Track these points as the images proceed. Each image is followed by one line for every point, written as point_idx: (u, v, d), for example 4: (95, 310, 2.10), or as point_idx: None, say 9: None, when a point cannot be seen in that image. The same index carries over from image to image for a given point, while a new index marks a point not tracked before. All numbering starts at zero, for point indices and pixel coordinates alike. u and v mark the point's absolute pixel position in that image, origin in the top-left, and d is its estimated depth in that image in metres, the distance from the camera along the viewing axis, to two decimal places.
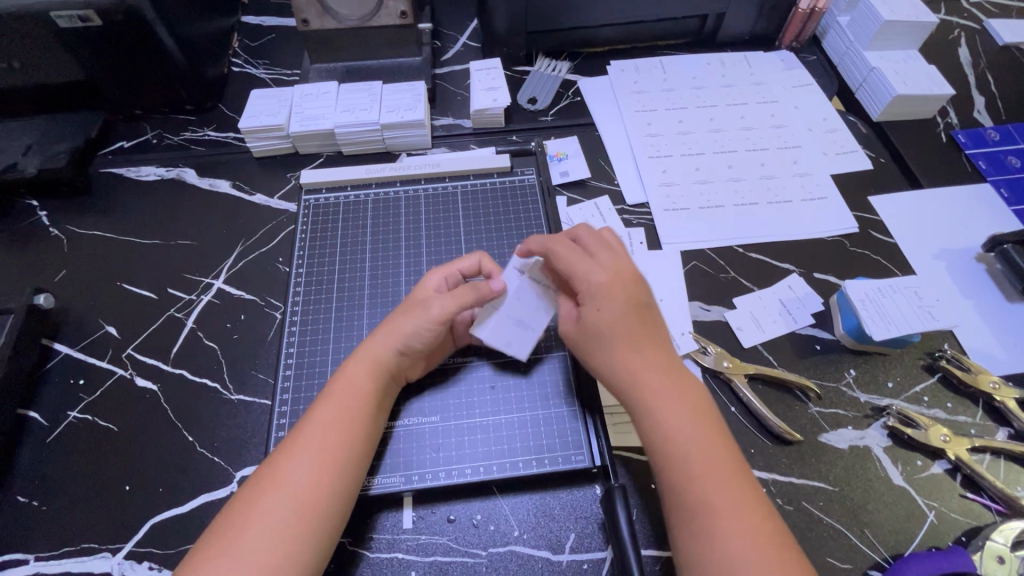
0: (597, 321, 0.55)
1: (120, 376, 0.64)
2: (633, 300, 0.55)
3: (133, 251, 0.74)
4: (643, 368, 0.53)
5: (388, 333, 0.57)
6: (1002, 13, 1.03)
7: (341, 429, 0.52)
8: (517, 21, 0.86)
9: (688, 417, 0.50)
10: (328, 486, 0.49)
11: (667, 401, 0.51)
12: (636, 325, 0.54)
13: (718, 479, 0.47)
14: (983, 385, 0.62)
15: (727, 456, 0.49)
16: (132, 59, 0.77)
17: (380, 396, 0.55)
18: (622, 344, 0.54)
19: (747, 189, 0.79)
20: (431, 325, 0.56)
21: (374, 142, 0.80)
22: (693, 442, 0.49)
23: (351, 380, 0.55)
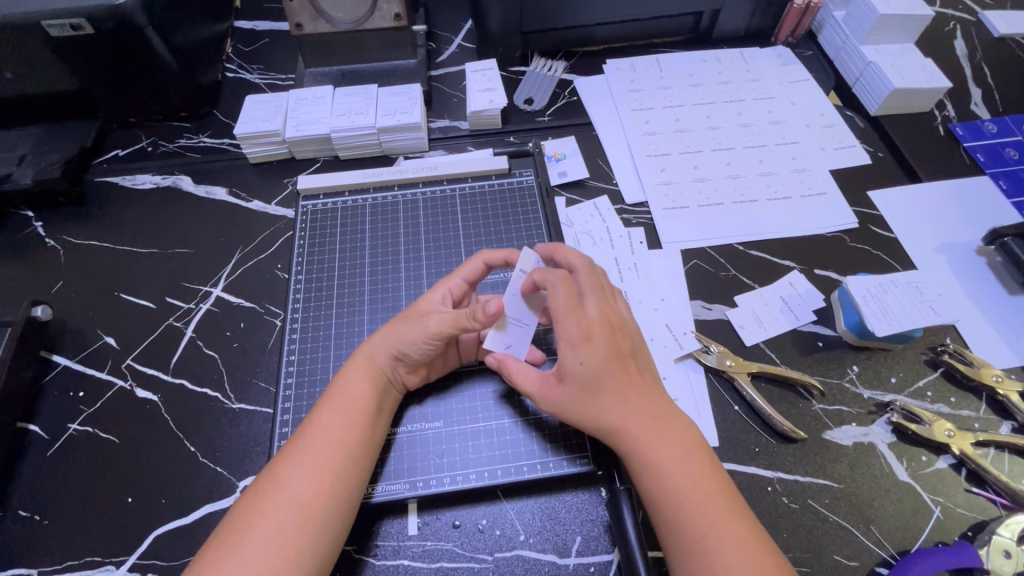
0: (580, 373, 0.52)
1: (120, 388, 0.64)
2: (614, 348, 0.53)
3: (131, 261, 0.73)
4: (633, 417, 0.51)
5: (386, 341, 0.56)
6: (996, 5, 1.03)
7: (335, 445, 0.51)
8: (512, 21, 0.86)
9: (686, 465, 0.49)
10: (325, 495, 0.49)
11: (663, 449, 0.50)
12: (618, 374, 0.52)
13: (726, 532, 0.46)
14: (986, 379, 0.62)
15: (728, 500, 0.48)
16: (125, 67, 0.76)
17: (378, 399, 0.55)
18: (604, 396, 0.52)
19: (745, 187, 0.79)
20: (430, 341, 0.55)
21: (370, 146, 0.79)
22: (695, 493, 0.48)
23: (347, 391, 0.54)
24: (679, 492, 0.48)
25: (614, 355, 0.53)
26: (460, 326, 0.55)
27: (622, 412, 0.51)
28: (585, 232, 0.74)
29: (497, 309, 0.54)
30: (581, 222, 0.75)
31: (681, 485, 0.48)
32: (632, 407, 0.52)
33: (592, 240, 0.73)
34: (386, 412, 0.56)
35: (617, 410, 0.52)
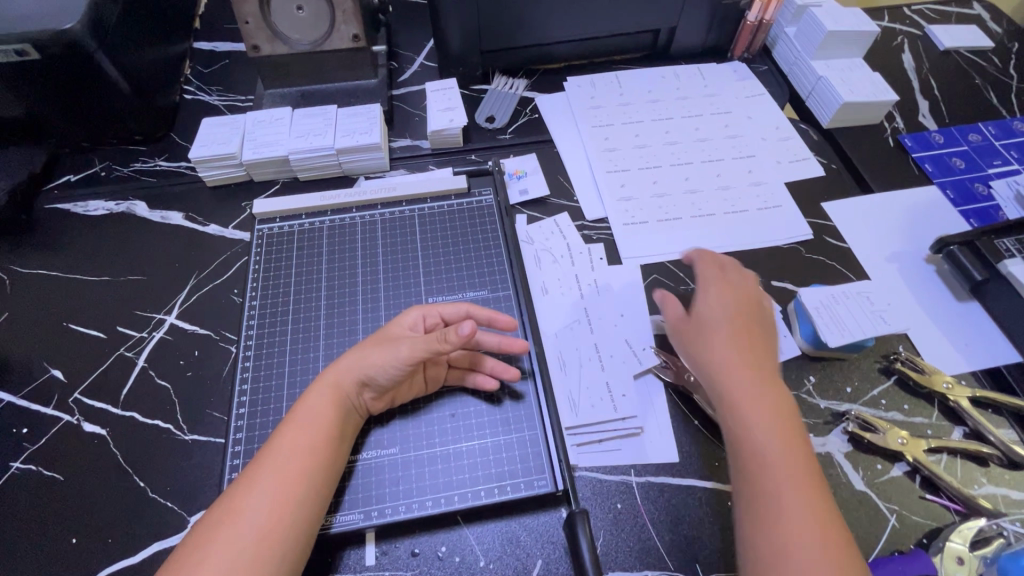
0: (711, 316, 0.61)
1: (67, 423, 0.62)
2: (739, 326, 0.60)
3: (82, 289, 0.71)
4: (757, 362, 0.57)
5: (353, 363, 0.55)
6: (941, 19, 1.07)
7: (298, 471, 0.50)
8: (471, 40, 0.87)
9: (782, 439, 0.52)
10: (284, 522, 0.48)
11: (761, 408, 0.54)
12: (740, 325, 0.60)
13: (795, 508, 0.48)
14: (937, 386, 0.63)
15: (816, 483, 0.50)
16: (74, 91, 0.75)
17: (339, 423, 0.54)
18: (729, 338, 0.59)
19: (704, 200, 0.80)
20: (400, 367, 0.54)
21: (329, 167, 0.79)
22: (772, 469, 0.50)
23: (312, 416, 0.53)
24: (758, 466, 0.51)
25: (739, 332, 0.59)
26: (432, 350, 0.54)
27: (759, 389, 0.55)
28: (546, 250, 0.74)
29: (469, 332, 0.52)
30: (542, 239, 0.75)
31: (763, 460, 0.51)
32: (772, 388, 0.56)
33: (553, 258, 0.73)
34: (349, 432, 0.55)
35: (750, 389, 0.55)
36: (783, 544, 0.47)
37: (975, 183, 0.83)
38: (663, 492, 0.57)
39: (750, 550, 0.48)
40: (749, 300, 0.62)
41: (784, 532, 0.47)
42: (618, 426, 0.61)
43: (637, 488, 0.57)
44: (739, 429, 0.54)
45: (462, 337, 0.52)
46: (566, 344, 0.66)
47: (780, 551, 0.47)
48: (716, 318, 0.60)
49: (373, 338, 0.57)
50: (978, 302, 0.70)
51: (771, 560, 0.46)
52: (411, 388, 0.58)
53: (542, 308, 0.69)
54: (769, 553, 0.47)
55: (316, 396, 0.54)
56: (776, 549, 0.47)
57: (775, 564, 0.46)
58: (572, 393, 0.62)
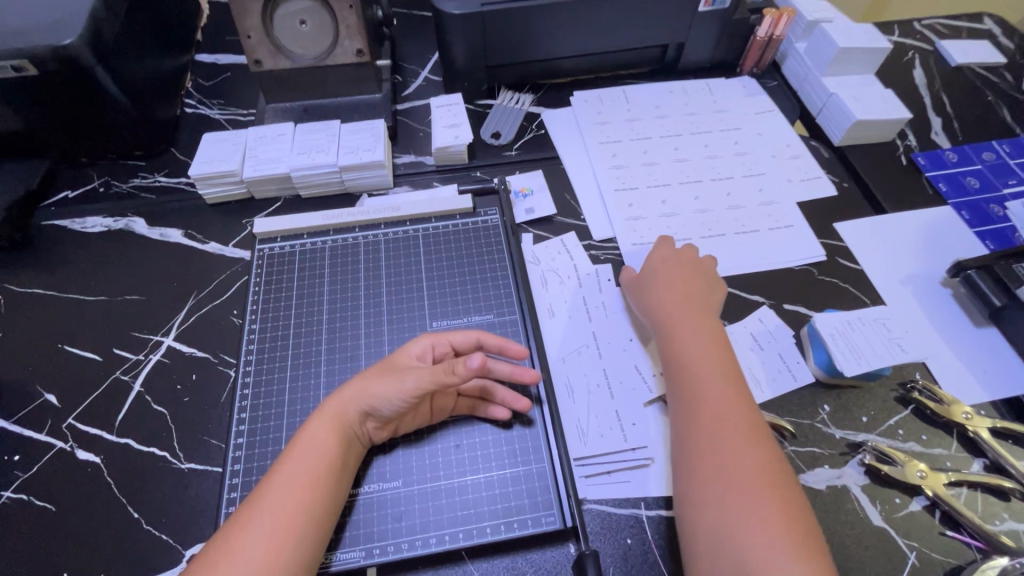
0: (658, 277, 0.66)
1: (60, 450, 0.60)
2: (683, 285, 0.65)
3: (78, 309, 0.70)
4: (698, 317, 0.62)
5: (357, 392, 0.53)
6: (952, 35, 1.06)
7: (303, 491, 0.49)
8: (477, 55, 0.86)
9: (723, 383, 0.56)
10: (283, 559, 0.46)
11: (703, 357, 0.58)
12: (684, 285, 0.65)
13: (739, 453, 0.51)
14: (956, 416, 0.61)
15: (760, 432, 0.53)
16: (73, 107, 0.74)
17: (343, 453, 0.52)
18: (674, 295, 0.64)
19: (714, 220, 0.78)
20: (406, 399, 0.52)
21: (332, 184, 0.77)
22: (716, 419, 0.54)
23: (314, 445, 0.51)
24: (704, 416, 0.54)
25: (682, 290, 0.64)
26: (438, 382, 0.52)
27: (704, 351, 0.59)
28: (552, 271, 0.72)
29: (478, 365, 0.50)
30: (549, 259, 0.73)
31: (708, 412, 0.54)
32: (717, 348, 0.59)
33: (560, 279, 0.72)
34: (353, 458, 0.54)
35: (697, 351, 0.59)
36: (727, 484, 0.50)
37: (990, 203, 0.81)
38: (674, 527, 0.55)
39: (696, 492, 0.51)
40: (696, 274, 0.67)
41: (726, 474, 0.50)
42: (627, 457, 0.59)
43: (647, 522, 0.55)
44: (687, 387, 0.57)
45: (471, 370, 0.50)
46: (573, 370, 0.64)
47: (723, 490, 0.50)
48: (667, 289, 0.65)
49: (380, 367, 0.56)
50: (996, 328, 0.68)
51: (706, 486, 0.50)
52: (418, 417, 0.57)
53: (548, 332, 0.67)
54: (712, 493, 0.50)
55: (321, 415, 0.53)
56: (723, 495, 0.49)
57: (718, 501, 0.49)
58: (580, 423, 0.60)
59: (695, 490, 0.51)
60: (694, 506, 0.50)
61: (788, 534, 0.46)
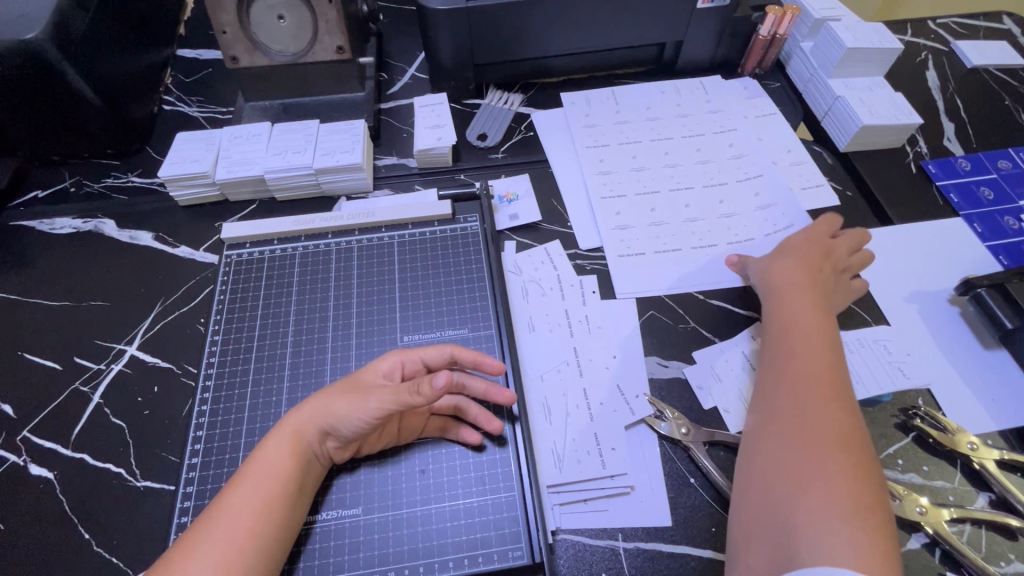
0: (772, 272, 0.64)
1: (12, 464, 0.57)
2: (802, 279, 0.61)
3: (40, 315, 0.67)
4: (807, 312, 0.58)
5: (318, 408, 0.50)
6: (969, 34, 1.01)
7: (267, 509, 0.46)
8: (463, 53, 0.82)
9: (819, 382, 0.52)
10: None
11: (799, 355, 0.54)
12: (798, 279, 0.61)
13: (825, 463, 0.47)
14: (960, 446, 0.57)
15: (856, 445, 0.48)
16: (39, 104, 0.71)
17: (299, 476, 0.49)
18: (788, 291, 0.60)
19: (706, 229, 0.74)
20: (375, 421, 0.50)
21: (308, 187, 0.74)
22: (808, 396, 0.51)
23: (271, 463, 0.48)
24: (789, 414, 0.51)
25: (801, 286, 0.60)
26: (403, 403, 0.49)
27: (813, 337, 0.56)
28: (534, 282, 0.69)
29: (442, 385, 0.47)
30: (530, 270, 0.70)
31: (796, 414, 0.50)
32: (827, 337, 0.56)
33: (542, 291, 0.68)
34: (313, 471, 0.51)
35: (796, 355, 0.55)
36: (788, 487, 0.47)
37: (1004, 216, 0.76)
38: (652, 562, 0.52)
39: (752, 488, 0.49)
40: (822, 257, 0.64)
41: (796, 473, 0.47)
42: (604, 485, 0.55)
43: (623, 557, 0.52)
44: (783, 364, 0.55)
45: (436, 388, 0.47)
46: (552, 389, 0.61)
47: (797, 469, 0.47)
48: (787, 270, 0.62)
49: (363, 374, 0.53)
50: (1006, 350, 0.64)
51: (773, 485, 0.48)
52: (382, 433, 0.54)
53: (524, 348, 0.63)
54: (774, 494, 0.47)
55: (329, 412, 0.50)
56: (778, 496, 0.47)
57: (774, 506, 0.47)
58: (555, 447, 0.57)
59: (757, 480, 0.49)
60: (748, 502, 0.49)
61: (861, 522, 0.43)
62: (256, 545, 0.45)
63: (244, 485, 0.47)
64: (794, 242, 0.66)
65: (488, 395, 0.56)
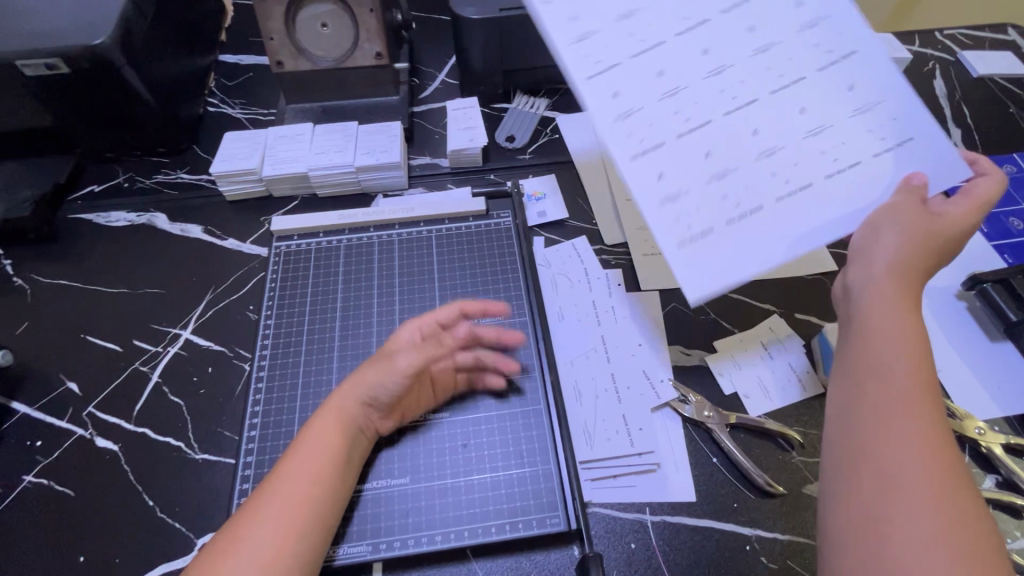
0: (869, 251, 0.52)
1: (80, 437, 0.62)
2: (899, 266, 0.50)
3: (100, 301, 0.72)
4: (900, 309, 0.49)
5: (353, 382, 0.55)
6: (975, 45, 1.05)
7: (316, 488, 0.49)
8: (493, 59, 0.87)
9: (915, 393, 0.45)
10: (291, 547, 0.46)
11: (892, 360, 0.46)
12: (898, 268, 0.50)
13: (924, 493, 0.40)
14: (969, 431, 0.61)
15: (956, 474, 0.41)
16: (100, 104, 0.76)
17: (347, 448, 0.53)
18: (884, 277, 0.50)
19: (785, 163, 0.53)
20: (403, 379, 0.55)
21: (348, 184, 0.79)
22: (900, 417, 0.43)
23: (319, 437, 0.52)
24: (882, 431, 0.43)
25: (897, 275, 0.50)
26: None
27: (907, 342, 0.47)
28: (563, 275, 0.73)
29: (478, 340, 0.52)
30: (559, 263, 0.74)
31: (887, 434, 0.43)
32: (924, 344, 0.47)
33: (570, 283, 0.72)
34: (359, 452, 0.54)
35: (890, 360, 0.46)
36: (884, 519, 0.40)
37: (1009, 217, 0.80)
38: (678, 533, 0.55)
39: (843, 514, 0.42)
40: (940, 228, 0.51)
41: (890, 505, 0.40)
42: (633, 462, 0.59)
43: (651, 528, 0.56)
44: (875, 371, 0.46)
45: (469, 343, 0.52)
46: (582, 373, 0.64)
47: (896, 499, 0.41)
48: (887, 256, 0.51)
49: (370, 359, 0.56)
50: (1011, 343, 0.68)
51: (866, 514, 0.41)
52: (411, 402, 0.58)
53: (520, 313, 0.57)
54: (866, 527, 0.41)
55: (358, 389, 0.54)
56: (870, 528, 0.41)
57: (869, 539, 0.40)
58: (587, 426, 0.61)
59: (845, 507, 0.42)
60: (837, 531, 0.42)
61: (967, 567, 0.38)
62: (303, 515, 0.48)
63: (293, 468, 0.50)
64: (917, 204, 0.52)
65: (501, 340, 0.62)
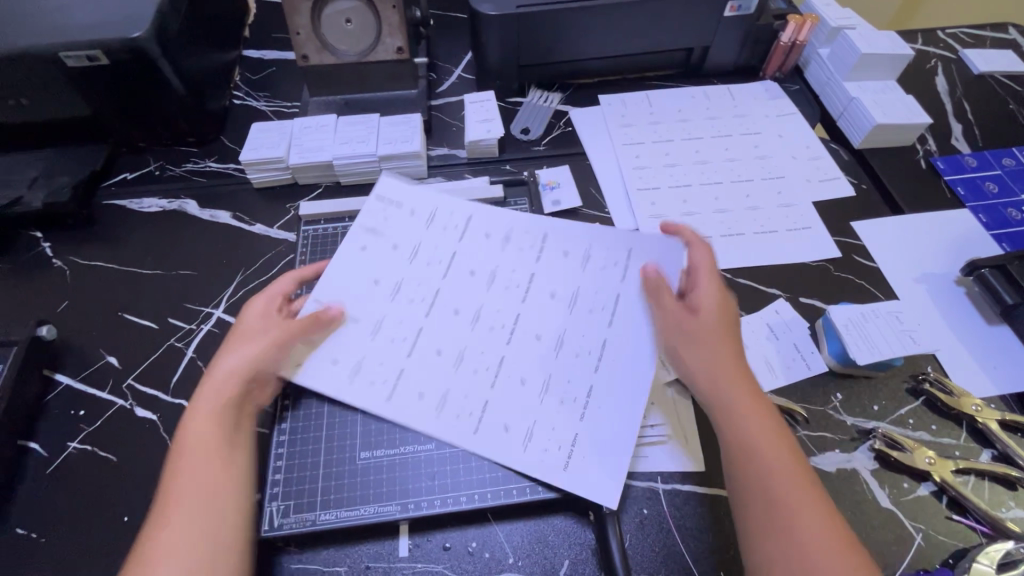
0: (698, 341, 0.59)
1: (120, 407, 0.65)
2: (722, 346, 0.59)
3: (135, 282, 0.75)
4: (734, 379, 0.57)
5: (219, 374, 0.57)
6: (976, 43, 1.08)
7: (218, 498, 0.51)
8: (509, 55, 0.90)
9: (775, 451, 0.53)
10: (215, 544, 0.49)
11: (750, 425, 0.55)
12: (724, 347, 0.59)
13: (822, 539, 0.49)
14: (965, 407, 0.64)
15: (827, 507, 0.51)
16: (135, 95, 0.80)
17: (230, 431, 0.55)
18: (718, 358, 0.58)
19: (492, 313, 0.66)
20: (233, 379, 0.56)
21: (371, 172, 0.82)
22: (775, 475, 0.52)
23: (199, 432, 0.53)
24: (773, 499, 0.51)
25: (725, 351, 0.59)
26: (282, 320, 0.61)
27: (749, 406, 0.56)
28: None
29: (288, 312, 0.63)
30: None
31: (780, 499, 0.51)
32: (759, 403, 0.56)
33: None
34: (248, 447, 0.56)
35: (747, 429, 0.54)
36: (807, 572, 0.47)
37: (1007, 208, 0.83)
38: (689, 500, 0.58)
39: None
40: (715, 310, 0.61)
41: (807, 560, 0.48)
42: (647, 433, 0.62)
43: (663, 495, 0.59)
44: (738, 440, 0.54)
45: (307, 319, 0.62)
46: None
47: (803, 555, 0.48)
48: (703, 340, 0.59)
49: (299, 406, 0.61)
50: (1007, 326, 0.71)
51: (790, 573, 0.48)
52: (260, 394, 0.59)
53: (315, 385, 0.60)
54: None
55: (201, 408, 0.55)
56: None
57: None
58: None
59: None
60: None
61: None
62: (223, 511, 0.50)
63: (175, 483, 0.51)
64: (696, 297, 0.62)
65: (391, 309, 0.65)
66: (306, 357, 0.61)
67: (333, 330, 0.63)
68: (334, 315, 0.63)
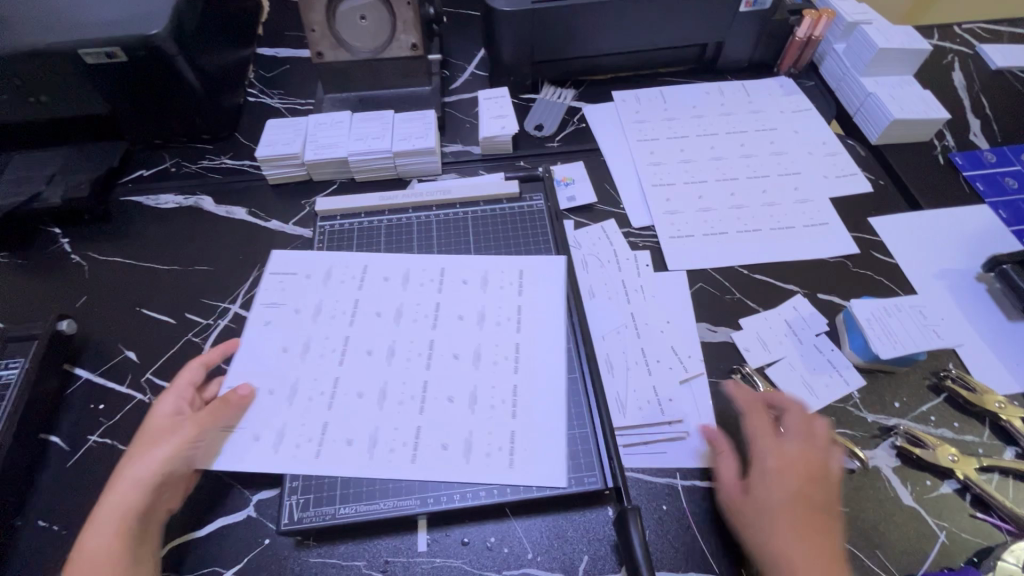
0: (760, 495, 0.54)
1: (139, 401, 0.65)
2: (799, 510, 0.52)
3: (152, 277, 0.76)
4: (806, 551, 0.50)
5: (130, 478, 0.52)
6: (993, 38, 1.07)
7: None
8: (523, 51, 0.90)
9: None
10: None
11: None
12: (796, 508, 0.52)
13: None
14: (988, 405, 0.63)
15: None
16: (151, 91, 0.80)
17: (131, 543, 0.50)
18: (784, 519, 0.52)
19: (487, 392, 0.62)
20: (142, 488, 0.52)
21: (386, 169, 0.82)
22: None
23: (100, 540, 0.49)
24: None
25: (800, 517, 0.52)
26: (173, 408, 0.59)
27: None
28: (593, 255, 0.76)
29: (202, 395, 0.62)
30: (590, 244, 0.77)
31: None
32: None
33: (600, 263, 0.75)
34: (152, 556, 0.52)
35: None
36: None
37: None
38: (709, 496, 0.58)
39: None
40: (817, 466, 0.55)
41: None
42: (664, 429, 0.62)
43: (682, 491, 0.58)
44: None
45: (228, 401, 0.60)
46: (613, 347, 0.67)
47: None
48: (769, 496, 0.53)
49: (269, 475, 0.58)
50: None
51: None
52: (174, 492, 0.55)
53: (329, 466, 0.57)
54: None
55: (102, 522, 0.50)
56: None
57: None
58: (619, 395, 0.64)
59: None
60: None
61: None
62: None
63: None
64: (778, 448, 0.56)
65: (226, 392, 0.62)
66: (223, 445, 0.59)
67: (246, 412, 0.61)
68: (243, 397, 0.61)
